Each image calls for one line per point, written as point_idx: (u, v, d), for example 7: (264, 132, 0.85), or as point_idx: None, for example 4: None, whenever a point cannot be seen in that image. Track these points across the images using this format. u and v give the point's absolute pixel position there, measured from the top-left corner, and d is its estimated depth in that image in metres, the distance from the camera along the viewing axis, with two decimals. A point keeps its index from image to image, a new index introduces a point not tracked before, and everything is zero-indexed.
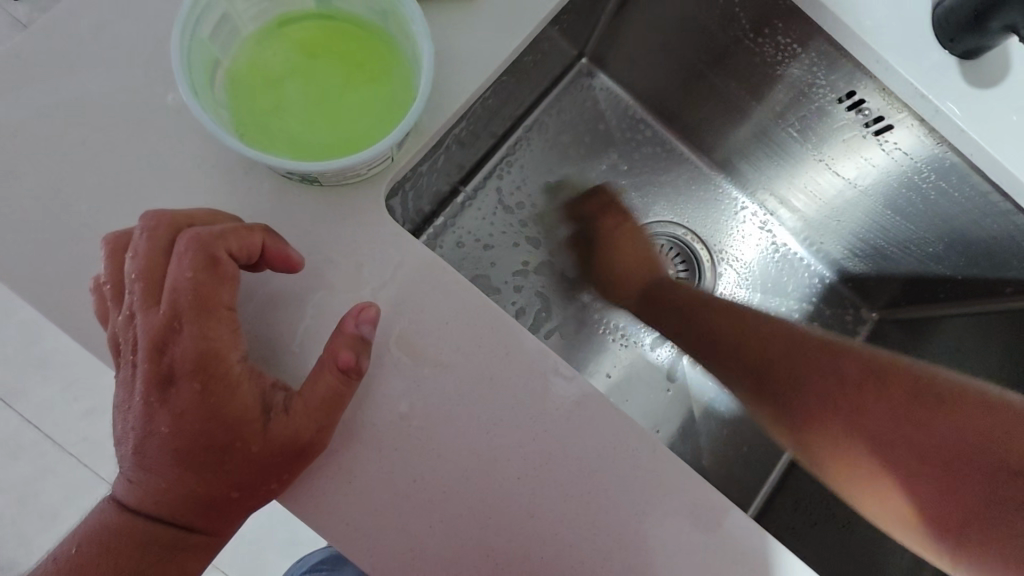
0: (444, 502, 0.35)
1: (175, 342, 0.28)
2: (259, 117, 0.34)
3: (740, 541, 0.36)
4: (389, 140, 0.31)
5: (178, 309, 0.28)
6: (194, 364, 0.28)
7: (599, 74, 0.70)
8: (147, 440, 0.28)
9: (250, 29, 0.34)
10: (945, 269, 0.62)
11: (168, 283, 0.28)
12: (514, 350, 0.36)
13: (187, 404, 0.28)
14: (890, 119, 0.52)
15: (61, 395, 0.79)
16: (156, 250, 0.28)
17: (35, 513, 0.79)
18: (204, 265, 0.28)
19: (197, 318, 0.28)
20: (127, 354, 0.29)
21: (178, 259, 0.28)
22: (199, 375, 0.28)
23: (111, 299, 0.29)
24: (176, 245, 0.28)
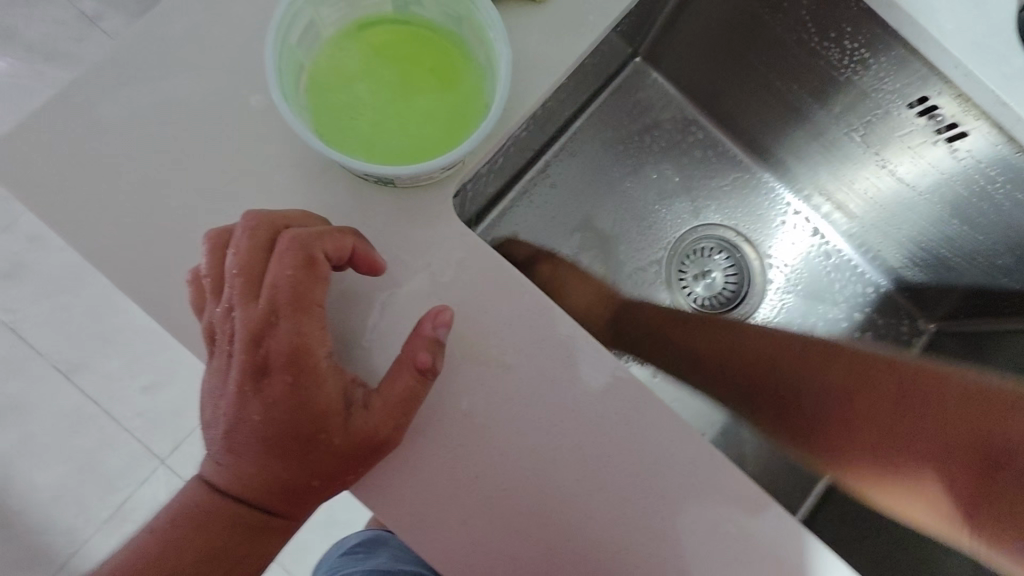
0: (504, 499, 0.36)
1: (270, 336, 0.29)
2: (335, 116, 0.35)
3: (801, 556, 0.35)
4: (466, 145, 0.32)
5: (274, 304, 0.29)
6: (286, 358, 0.29)
7: (653, 73, 0.69)
8: (237, 427, 0.30)
9: (330, 32, 0.35)
10: (1013, 281, 0.59)
11: (267, 279, 0.30)
12: (575, 353, 0.37)
13: (277, 394, 0.29)
14: (964, 126, 0.50)
15: (122, 371, 0.84)
16: (257, 247, 0.30)
17: (93, 484, 0.83)
18: (303, 263, 0.29)
19: (292, 314, 0.29)
20: (222, 345, 0.30)
21: (280, 256, 0.29)
22: (291, 368, 0.29)
23: (210, 290, 0.30)
24: (277, 245, 0.30)
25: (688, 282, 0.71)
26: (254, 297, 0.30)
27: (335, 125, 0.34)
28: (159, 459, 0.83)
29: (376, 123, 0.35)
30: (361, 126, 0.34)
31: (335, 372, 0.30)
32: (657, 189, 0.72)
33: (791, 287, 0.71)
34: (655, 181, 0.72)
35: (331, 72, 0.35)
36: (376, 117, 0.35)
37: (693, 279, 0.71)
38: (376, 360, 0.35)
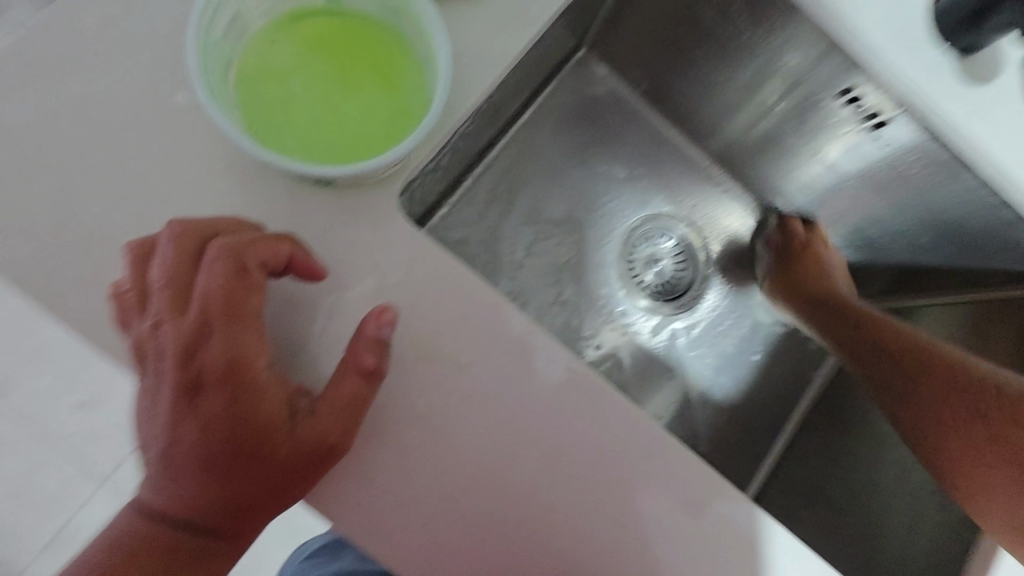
0: (464, 499, 0.35)
1: (202, 349, 0.28)
2: (269, 115, 0.33)
3: (754, 535, 0.37)
4: (408, 143, 0.31)
5: (207, 315, 0.28)
6: (221, 370, 0.28)
7: (598, 65, 0.70)
8: (173, 447, 0.29)
9: (259, 25, 0.34)
10: (934, 259, 0.63)
11: (196, 291, 0.28)
12: (529, 349, 0.37)
13: (215, 410, 0.28)
14: (886, 115, 0.52)
15: (52, 389, 0.77)
16: (185, 256, 0.28)
17: (28, 509, 0.78)
18: (235, 272, 0.28)
19: (224, 325, 0.28)
20: (152, 362, 0.29)
21: (209, 266, 0.28)
22: (228, 382, 0.28)
23: (135, 305, 0.29)
24: (205, 255, 0.28)
25: (638, 270, 0.72)
26: (185, 310, 0.28)
27: (268, 125, 0.33)
28: (99, 479, 0.79)
29: (312, 122, 0.33)
30: (297, 126, 0.33)
31: (275, 382, 0.29)
32: (605, 181, 0.72)
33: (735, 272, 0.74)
34: (604, 172, 0.72)
35: (261, 69, 0.34)
36: (312, 116, 0.33)
37: (643, 267, 0.73)
38: (324, 368, 0.34)
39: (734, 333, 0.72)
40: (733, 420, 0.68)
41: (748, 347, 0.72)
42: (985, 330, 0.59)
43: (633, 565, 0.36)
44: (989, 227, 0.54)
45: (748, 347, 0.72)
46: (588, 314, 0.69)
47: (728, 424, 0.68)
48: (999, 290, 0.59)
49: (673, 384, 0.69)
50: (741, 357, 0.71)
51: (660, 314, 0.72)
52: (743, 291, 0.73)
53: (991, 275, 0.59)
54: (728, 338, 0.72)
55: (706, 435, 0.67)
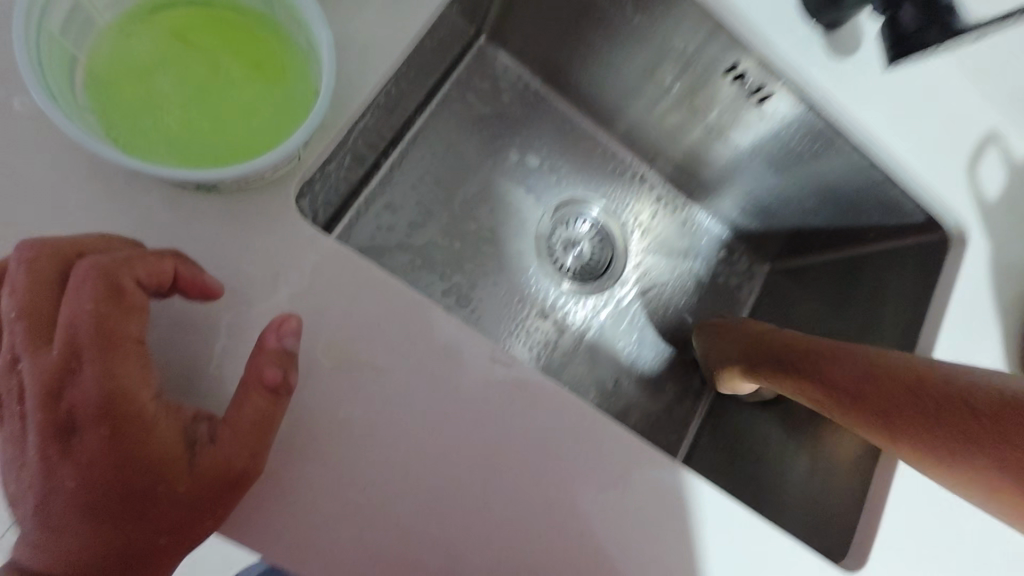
0: (398, 506, 0.34)
1: (73, 386, 0.25)
2: (132, 117, 0.30)
3: (682, 496, 0.38)
4: (298, 139, 0.29)
5: (73, 347, 0.25)
6: (98, 409, 0.25)
7: (499, 52, 0.69)
8: (50, 498, 0.25)
9: (108, 18, 0.30)
10: (821, 220, 0.68)
11: (60, 320, 0.25)
12: (451, 345, 0.36)
13: (95, 453, 0.25)
14: (767, 89, 0.56)
15: None
16: (48, 282, 0.25)
17: None
18: (108, 295, 0.25)
19: (99, 355, 0.25)
20: (12, 406, 0.26)
21: (75, 290, 0.25)
22: (107, 420, 0.25)
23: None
24: (72, 277, 0.25)
25: (558, 254, 0.74)
26: (46, 343, 0.25)
27: (132, 129, 0.29)
28: None
29: (185, 122, 0.30)
30: (167, 127, 0.30)
31: (162, 415, 0.26)
32: (518, 168, 0.72)
33: (648, 248, 0.76)
34: (516, 161, 0.72)
35: (118, 65, 0.30)
36: (183, 116, 0.30)
37: (562, 250, 0.74)
38: (228, 389, 0.31)
39: (655, 310, 0.75)
40: (657, 392, 0.72)
41: (668, 321, 0.75)
42: (865, 280, 0.64)
43: (576, 545, 0.37)
44: (863, 188, 0.60)
45: (666, 319, 0.75)
46: (510, 304, 0.69)
47: (652, 393, 0.72)
48: (877, 244, 0.65)
49: (598, 362, 0.71)
50: (662, 331, 0.74)
51: (581, 295, 0.73)
52: (657, 266, 0.76)
53: (868, 231, 0.65)
54: (650, 314, 0.75)
55: (635, 407, 0.71)
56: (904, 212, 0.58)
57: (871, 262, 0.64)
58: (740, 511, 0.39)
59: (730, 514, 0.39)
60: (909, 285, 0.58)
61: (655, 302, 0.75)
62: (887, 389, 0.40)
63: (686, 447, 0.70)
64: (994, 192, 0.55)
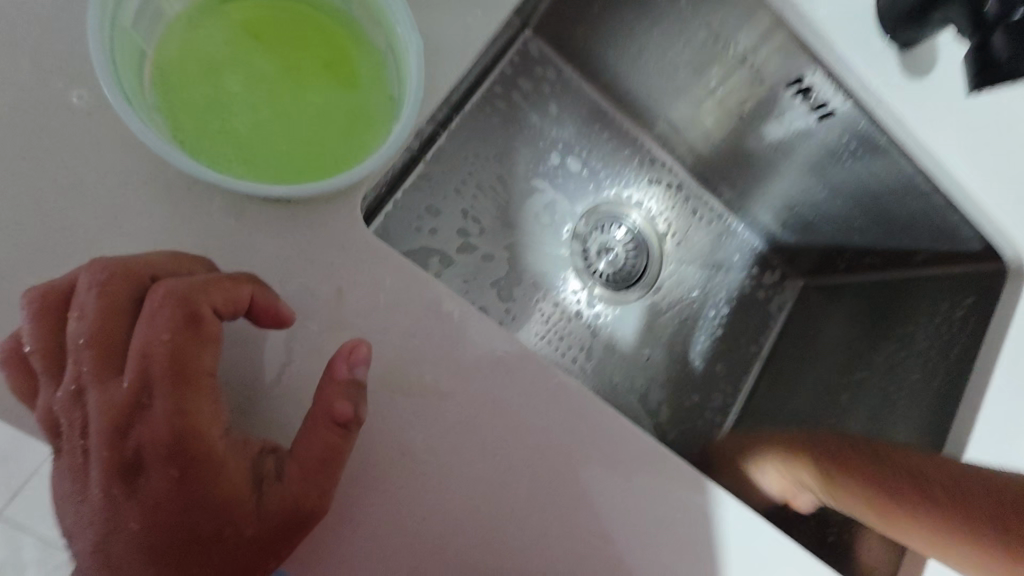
0: (457, 537, 0.32)
1: (142, 421, 0.24)
2: (201, 118, 0.27)
3: (759, 547, 0.35)
4: (382, 151, 0.27)
5: (145, 378, 0.24)
6: (165, 443, 0.24)
7: (544, 47, 0.67)
8: (111, 538, 0.24)
9: (177, 8, 0.28)
10: (866, 240, 0.67)
11: (132, 346, 0.24)
12: (516, 369, 0.34)
13: (161, 491, 0.24)
14: (832, 106, 0.54)
15: None
16: (120, 305, 0.24)
17: None
18: (185, 323, 0.24)
19: (171, 389, 0.24)
20: (72, 440, 0.24)
21: (151, 317, 0.24)
22: (175, 460, 0.24)
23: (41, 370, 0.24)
24: (147, 304, 0.24)
25: (592, 259, 0.72)
26: (116, 370, 0.24)
27: (201, 131, 0.27)
28: None
29: (256, 125, 0.28)
30: (239, 130, 0.28)
31: (228, 448, 0.24)
32: (556, 168, 0.70)
33: (683, 257, 0.75)
34: (552, 161, 0.70)
35: (186, 61, 0.28)
36: (256, 119, 0.28)
37: (596, 255, 0.72)
38: (287, 412, 0.29)
39: (686, 322, 0.73)
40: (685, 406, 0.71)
41: (698, 334, 0.73)
42: (907, 301, 0.63)
43: None
44: (919, 211, 0.58)
45: (696, 330, 0.73)
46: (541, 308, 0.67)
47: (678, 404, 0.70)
48: (923, 268, 0.63)
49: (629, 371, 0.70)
50: (694, 344, 0.73)
51: (614, 303, 0.71)
52: (691, 275, 0.74)
53: (915, 254, 0.63)
54: (681, 326, 0.73)
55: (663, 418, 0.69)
56: (960, 238, 0.56)
57: (915, 285, 0.63)
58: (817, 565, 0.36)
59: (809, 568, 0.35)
60: (955, 312, 0.56)
61: (688, 314, 0.73)
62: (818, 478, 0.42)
63: None
64: None
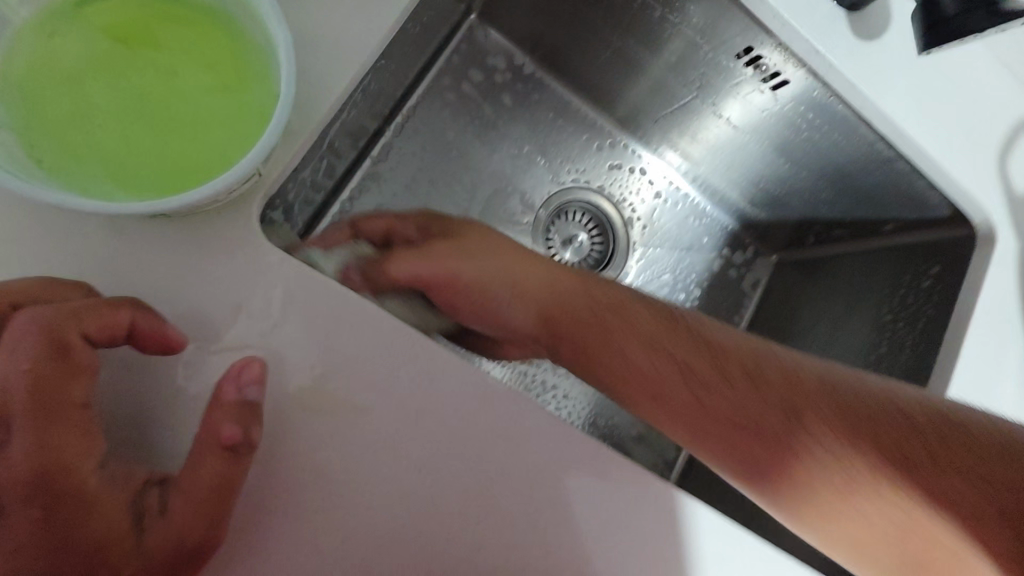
0: (381, 557, 0.30)
1: (4, 459, 0.22)
2: (58, 134, 0.26)
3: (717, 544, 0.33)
4: (254, 156, 0.25)
5: (5, 413, 0.22)
6: (30, 483, 0.22)
7: (491, 31, 0.64)
8: None
9: (28, 17, 0.26)
10: (835, 212, 0.64)
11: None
12: (437, 377, 0.32)
13: (28, 534, 0.22)
14: (785, 74, 0.51)
15: None
16: None
17: None
18: (50, 353, 0.23)
19: (32, 424, 0.22)
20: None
21: (12, 351, 0.23)
22: (39, 500, 0.22)
23: None
24: (9, 333, 0.23)
25: (556, 250, 0.70)
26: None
27: (58, 148, 0.25)
28: None
29: (125, 139, 0.26)
30: (102, 144, 0.26)
31: (101, 485, 0.23)
32: (513, 157, 0.68)
33: (650, 240, 0.72)
34: (509, 150, 0.68)
35: (41, 74, 0.26)
36: (119, 130, 0.26)
37: (560, 244, 0.70)
38: (182, 439, 0.28)
39: None
40: None
41: None
42: (882, 273, 0.61)
43: None
44: (885, 179, 0.55)
45: None
46: None
47: None
48: (893, 238, 0.61)
49: None
50: None
51: None
52: (661, 258, 0.72)
53: (885, 223, 0.61)
54: None
55: None
56: (929, 205, 0.54)
57: (886, 255, 0.61)
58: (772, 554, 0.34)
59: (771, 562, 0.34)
60: (928, 283, 0.54)
61: (657, 300, 0.71)
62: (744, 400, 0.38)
63: None
64: None
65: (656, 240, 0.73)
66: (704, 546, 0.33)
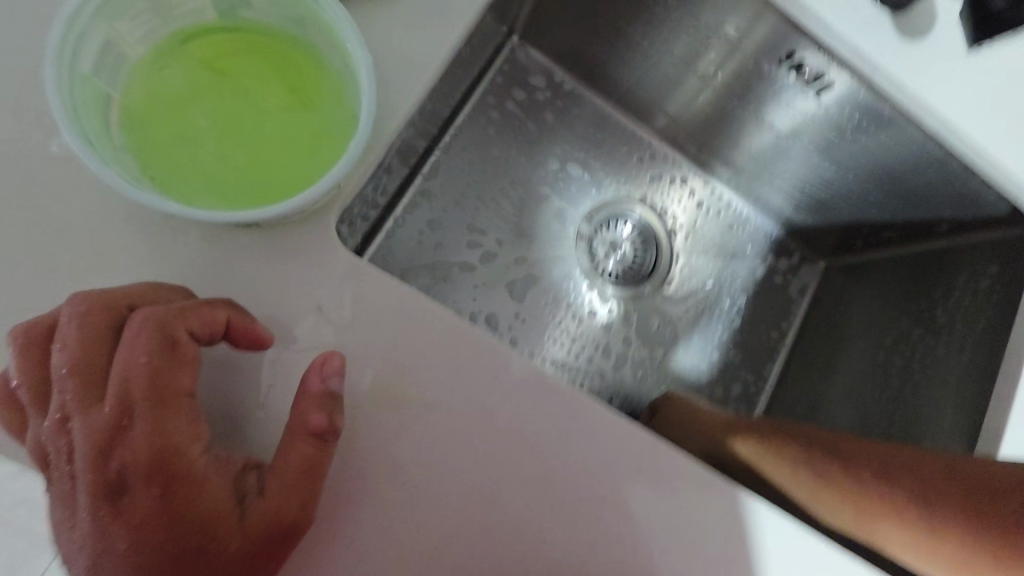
0: (451, 546, 0.32)
1: (124, 443, 0.25)
2: (166, 153, 0.29)
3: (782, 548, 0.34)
4: (337, 168, 0.27)
5: (125, 402, 0.25)
6: (150, 465, 0.25)
7: (533, 52, 0.67)
8: (101, 559, 0.25)
9: (141, 51, 0.29)
10: (885, 214, 0.63)
11: (113, 373, 0.25)
12: (500, 374, 0.33)
13: (144, 512, 0.24)
14: (828, 77, 0.52)
15: None
16: (100, 334, 0.25)
17: None
18: (163, 347, 0.25)
19: (149, 412, 0.25)
20: (61, 466, 0.25)
21: (130, 342, 0.25)
22: (156, 479, 0.25)
23: (30, 400, 0.26)
24: (128, 328, 0.25)
25: (599, 261, 0.71)
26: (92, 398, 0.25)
27: (166, 165, 0.28)
28: None
29: (220, 155, 0.29)
30: (203, 161, 0.29)
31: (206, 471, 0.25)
32: (555, 171, 0.70)
33: (694, 248, 0.73)
34: (553, 166, 0.70)
35: (151, 101, 0.29)
36: (218, 149, 0.29)
37: (604, 255, 0.71)
38: (270, 430, 0.30)
39: (703, 316, 0.71)
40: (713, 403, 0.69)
41: (716, 326, 0.71)
42: (937, 275, 0.59)
43: None
44: (937, 179, 0.55)
45: (714, 323, 0.71)
46: (551, 312, 0.67)
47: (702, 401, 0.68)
48: (948, 239, 0.60)
49: (647, 370, 0.68)
50: (712, 337, 0.71)
51: (624, 303, 0.70)
52: (705, 266, 0.72)
53: (939, 224, 0.60)
54: (698, 322, 0.71)
55: None
56: (983, 203, 0.52)
57: (940, 257, 0.60)
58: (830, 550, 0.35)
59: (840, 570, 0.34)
60: (987, 284, 0.53)
61: (702, 308, 0.71)
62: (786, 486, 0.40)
63: None
64: None
65: (699, 248, 0.73)
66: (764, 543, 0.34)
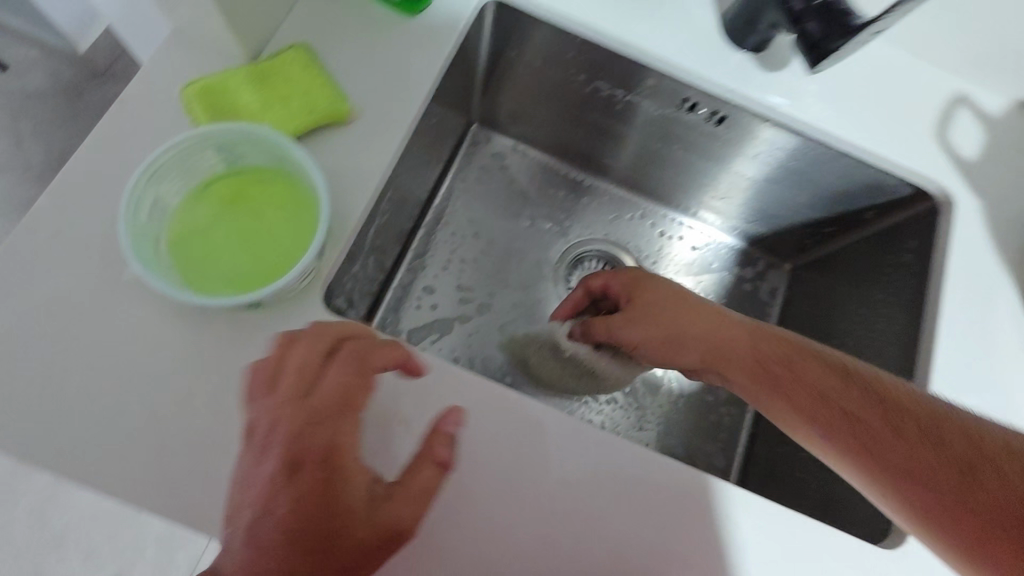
0: (437, 532, 0.41)
1: (318, 426, 0.38)
2: (200, 267, 0.40)
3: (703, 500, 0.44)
4: (309, 255, 0.39)
5: (340, 399, 0.39)
6: (307, 456, 0.37)
7: (490, 133, 0.80)
8: (259, 521, 0.35)
9: (176, 200, 0.42)
10: (818, 212, 0.71)
11: (320, 381, 0.39)
12: (455, 392, 0.44)
13: (312, 483, 0.36)
14: (723, 111, 0.62)
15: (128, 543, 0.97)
16: (318, 354, 0.39)
17: None
18: (357, 366, 0.39)
19: (341, 413, 0.39)
20: (262, 438, 0.38)
21: (339, 366, 0.39)
22: (325, 467, 0.37)
23: (264, 388, 0.39)
24: (341, 352, 0.40)
25: None
26: (308, 399, 0.39)
27: (200, 276, 0.40)
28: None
29: (237, 262, 0.41)
30: (226, 268, 0.41)
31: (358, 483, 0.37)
32: (527, 224, 0.79)
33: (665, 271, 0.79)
34: (526, 221, 0.79)
35: (185, 233, 0.41)
36: (235, 258, 0.41)
37: None
38: None
39: None
40: (706, 409, 0.74)
41: None
42: (875, 256, 0.65)
43: (593, 545, 0.42)
44: (844, 173, 0.62)
45: None
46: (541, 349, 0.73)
47: (695, 409, 0.74)
48: (877, 222, 0.66)
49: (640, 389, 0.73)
50: None
51: None
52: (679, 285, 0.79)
53: (865, 211, 0.66)
54: None
55: (682, 426, 0.72)
56: (890, 186, 0.60)
57: (874, 239, 0.66)
58: (764, 502, 0.44)
59: (751, 512, 0.43)
60: (914, 256, 0.59)
61: None
62: (800, 430, 0.46)
63: (742, 458, 0.72)
64: (974, 150, 0.58)
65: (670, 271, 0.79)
66: (708, 499, 0.44)
